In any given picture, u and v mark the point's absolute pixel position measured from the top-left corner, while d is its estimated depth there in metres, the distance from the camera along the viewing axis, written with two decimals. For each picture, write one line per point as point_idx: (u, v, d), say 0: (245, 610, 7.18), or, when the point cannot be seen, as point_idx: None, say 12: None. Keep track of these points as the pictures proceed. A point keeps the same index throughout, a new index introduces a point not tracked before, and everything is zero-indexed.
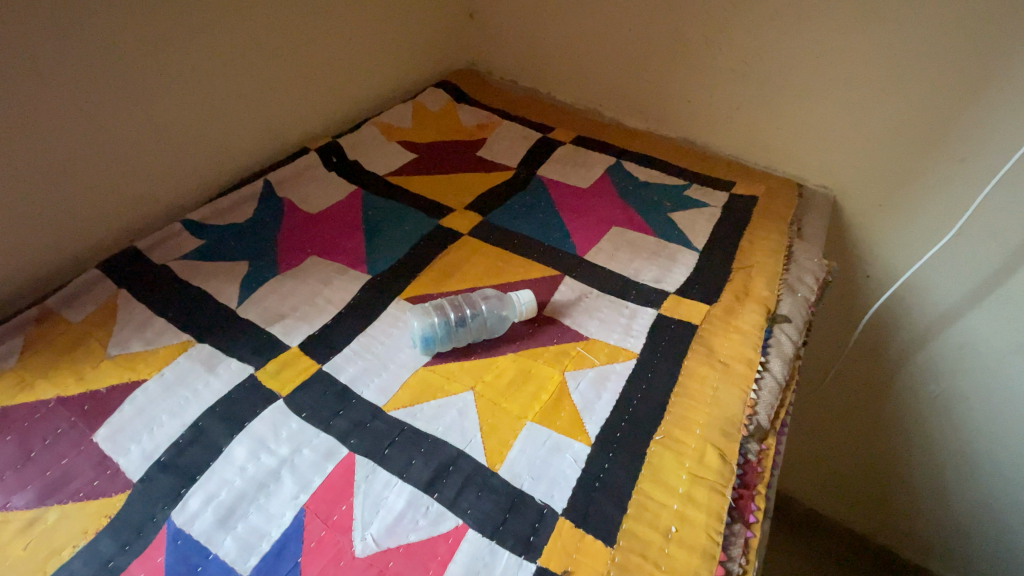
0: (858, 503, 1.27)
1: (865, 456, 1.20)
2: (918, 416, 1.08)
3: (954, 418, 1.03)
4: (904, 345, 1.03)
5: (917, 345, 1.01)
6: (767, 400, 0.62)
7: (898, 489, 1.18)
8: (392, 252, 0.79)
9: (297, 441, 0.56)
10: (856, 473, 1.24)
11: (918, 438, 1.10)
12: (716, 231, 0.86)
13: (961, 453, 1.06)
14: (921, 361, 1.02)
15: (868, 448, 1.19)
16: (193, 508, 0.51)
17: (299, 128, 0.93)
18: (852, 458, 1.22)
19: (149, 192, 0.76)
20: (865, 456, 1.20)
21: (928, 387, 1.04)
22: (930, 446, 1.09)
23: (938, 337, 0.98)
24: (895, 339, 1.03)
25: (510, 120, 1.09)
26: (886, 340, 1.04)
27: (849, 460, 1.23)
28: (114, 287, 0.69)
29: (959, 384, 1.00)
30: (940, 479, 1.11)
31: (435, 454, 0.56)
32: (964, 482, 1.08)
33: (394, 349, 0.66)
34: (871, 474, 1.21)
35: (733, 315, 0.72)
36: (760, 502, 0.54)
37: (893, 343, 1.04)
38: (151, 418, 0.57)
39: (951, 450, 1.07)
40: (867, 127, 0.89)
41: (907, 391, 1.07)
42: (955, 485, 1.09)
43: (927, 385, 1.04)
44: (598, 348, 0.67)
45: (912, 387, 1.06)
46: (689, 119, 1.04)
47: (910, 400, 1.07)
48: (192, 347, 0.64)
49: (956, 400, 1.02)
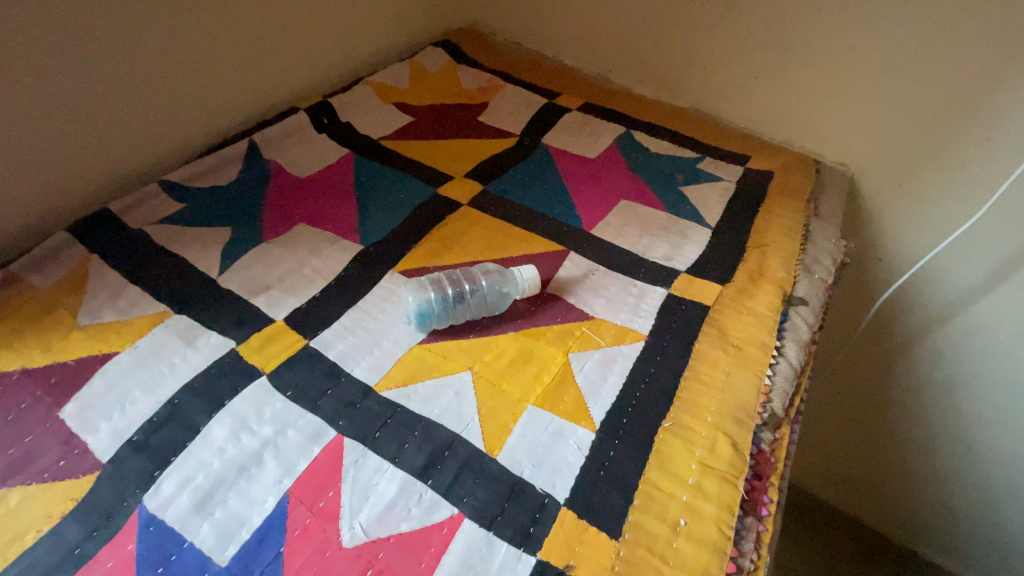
0: (854, 484, 1.26)
1: (864, 440, 1.18)
2: (920, 402, 1.06)
3: (957, 405, 1.02)
4: (912, 330, 1.00)
5: (926, 331, 0.99)
6: (782, 386, 0.59)
7: (895, 471, 1.17)
8: (386, 220, 0.74)
9: (281, 422, 0.52)
10: (853, 456, 1.23)
11: (918, 424, 1.09)
12: (730, 207, 0.82)
13: (960, 440, 1.05)
14: (927, 348, 1.00)
15: (867, 432, 1.17)
16: (168, 492, 0.47)
17: (287, 86, 0.86)
18: (850, 442, 1.21)
19: (123, 150, 0.70)
20: (863, 439, 1.19)
21: (932, 375, 1.02)
22: (928, 432, 1.08)
23: (947, 325, 0.96)
24: (903, 324, 1.01)
25: (513, 83, 1.03)
26: (894, 325, 1.01)
27: (847, 443, 1.22)
28: (86, 253, 0.64)
29: (965, 372, 0.98)
30: (937, 464, 1.10)
31: (430, 438, 0.52)
32: (961, 469, 1.07)
33: (386, 325, 0.61)
34: (869, 458, 1.20)
35: (748, 296, 0.68)
36: (773, 494, 0.51)
37: (902, 328, 1.01)
38: (123, 394, 0.53)
39: (952, 436, 1.05)
40: (892, 99, 0.84)
41: (912, 377, 1.05)
42: (952, 470, 1.09)
43: (932, 371, 1.02)
44: (605, 329, 0.63)
45: (916, 373, 1.04)
46: (704, 87, 0.98)
47: (914, 387, 1.05)
48: (169, 318, 0.59)
49: (960, 387, 1.00)
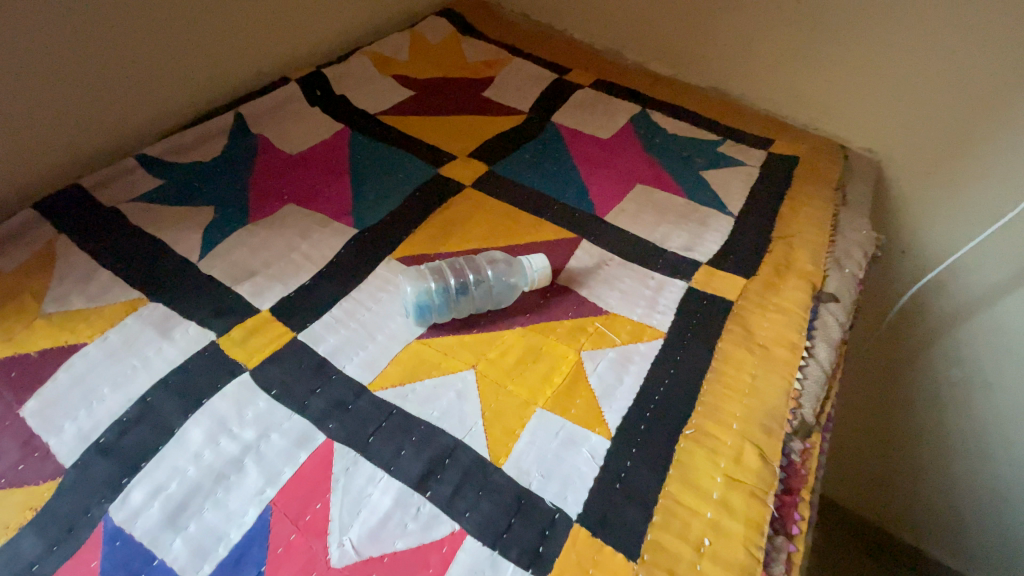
0: (861, 486, 1.21)
1: (874, 442, 1.14)
2: (936, 401, 1.01)
3: (974, 406, 0.97)
4: (931, 327, 0.95)
5: (946, 328, 0.93)
6: (813, 391, 0.54)
7: (904, 471, 1.13)
8: (382, 202, 0.68)
9: (264, 424, 0.47)
10: (861, 458, 1.18)
11: (931, 424, 1.04)
12: (753, 194, 0.76)
13: (975, 440, 1.00)
14: (946, 346, 0.95)
15: (877, 433, 1.12)
16: (136, 502, 0.42)
17: (277, 54, 0.80)
18: (860, 443, 1.16)
19: (96, 120, 0.64)
20: (873, 441, 1.14)
21: (950, 373, 0.97)
22: (942, 435, 1.04)
23: (969, 323, 0.91)
24: (922, 321, 0.95)
25: (521, 57, 0.96)
26: (913, 321, 0.96)
27: (855, 444, 1.17)
28: (54, 233, 0.59)
29: (984, 371, 0.93)
30: (948, 465, 1.06)
31: (429, 444, 0.47)
32: (973, 470, 1.03)
33: (382, 317, 0.56)
34: (878, 460, 1.16)
35: (774, 291, 0.63)
36: (803, 510, 0.47)
37: (920, 324, 0.96)
38: (91, 390, 0.48)
39: (965, 437, 1.01)
40: (927, 80, 0.77)
41: (928, 376, 1.00)
42: (963, 471, 1.05)
43: (949, 369, 0.97)
44: (620, 325, 0.58)
45: (932, 371, 0.99)
46: (724, 65, 0.91)
47: (930, 386, 1.01)
48: (142, 306, 0.54)
49: (978, 387, 0.95)
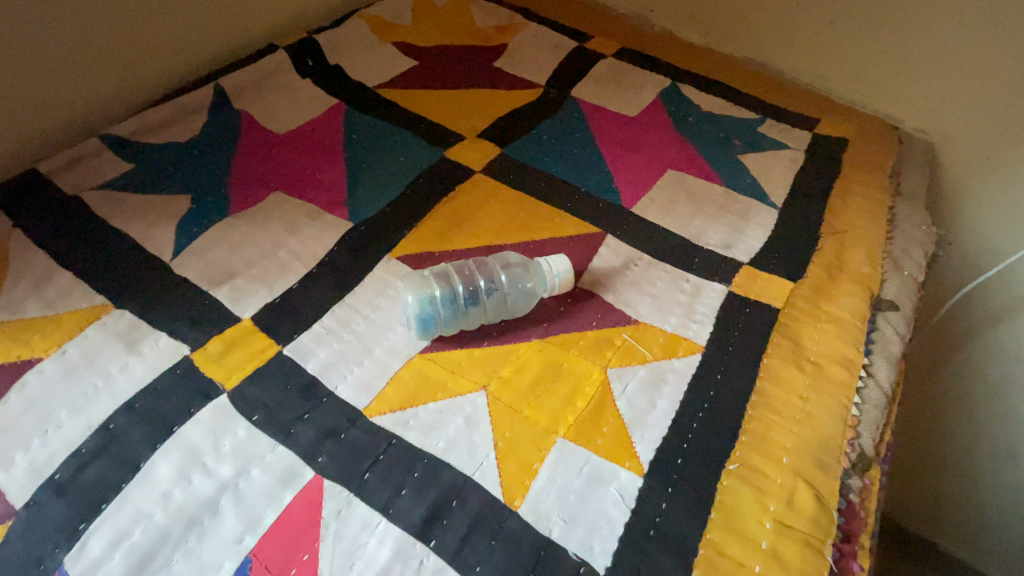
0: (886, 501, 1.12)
1: (904, 456, 1.04)
2: (969, 404, 0.92)
3: (1012, 409, 0.88)
4: (972, 325, 0.85)
5: (990, 326, 0.84)
6: (872, 417, 0.47)
7: (928, 478, 1.03)
8: (380, 192, 0.60)
9: (243, 457, 0.41)
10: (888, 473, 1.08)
11: (963, 429, 0.94)
12: (798, 182, 0.67)
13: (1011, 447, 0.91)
14: (988, 344, 0.85)
15: (908, 446, 1.03)
16: (94, 553, 0.36)
17: (263, 18, 0.71)
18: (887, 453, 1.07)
19: (55, 93, 0.56)
20: (904, 455, 1.04)
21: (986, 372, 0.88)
22: (983, 454, 0.94)
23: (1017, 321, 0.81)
24: (964, 318, 0.86)
25: (537, 22, 0.86)
26: (953, 316, 0.86)
27: None
28: (7, 227, 0.52)
29: None
30: (978, 472, 0.96)
31: (433, 482, 0.41)
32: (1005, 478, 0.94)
33: (379, 328, 0.49)
34: (907, 476, 1.06)
35: (825, 298, 0.55)
36: (865, 561, 0.40)
37: (961, 320, 0.86)
38: (45, 415, 0.41)
39: (1000, 443, 0.92)
40: (998, 49, 0.67)
41: (960, 376, 0.90)
42: (993, 479, 0.95)
43: (987, 367, 0.87)
44: (652, 338, 0.51)
45: (967, 370, 0.89)
46: (764, 33, 0.81)
47: (961, 387, 0.91)
48: (107, 315, 0.47)
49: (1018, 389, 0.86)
